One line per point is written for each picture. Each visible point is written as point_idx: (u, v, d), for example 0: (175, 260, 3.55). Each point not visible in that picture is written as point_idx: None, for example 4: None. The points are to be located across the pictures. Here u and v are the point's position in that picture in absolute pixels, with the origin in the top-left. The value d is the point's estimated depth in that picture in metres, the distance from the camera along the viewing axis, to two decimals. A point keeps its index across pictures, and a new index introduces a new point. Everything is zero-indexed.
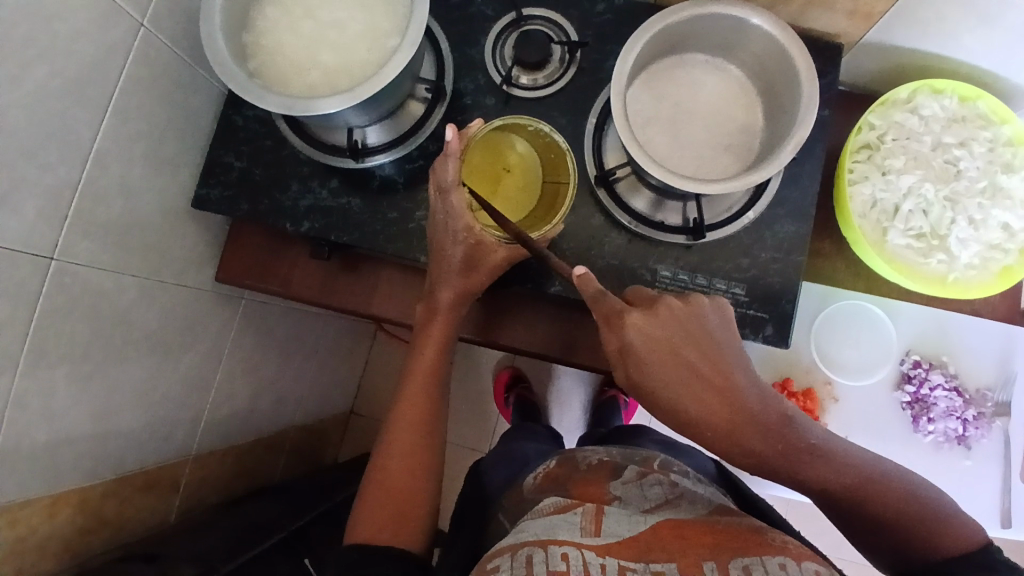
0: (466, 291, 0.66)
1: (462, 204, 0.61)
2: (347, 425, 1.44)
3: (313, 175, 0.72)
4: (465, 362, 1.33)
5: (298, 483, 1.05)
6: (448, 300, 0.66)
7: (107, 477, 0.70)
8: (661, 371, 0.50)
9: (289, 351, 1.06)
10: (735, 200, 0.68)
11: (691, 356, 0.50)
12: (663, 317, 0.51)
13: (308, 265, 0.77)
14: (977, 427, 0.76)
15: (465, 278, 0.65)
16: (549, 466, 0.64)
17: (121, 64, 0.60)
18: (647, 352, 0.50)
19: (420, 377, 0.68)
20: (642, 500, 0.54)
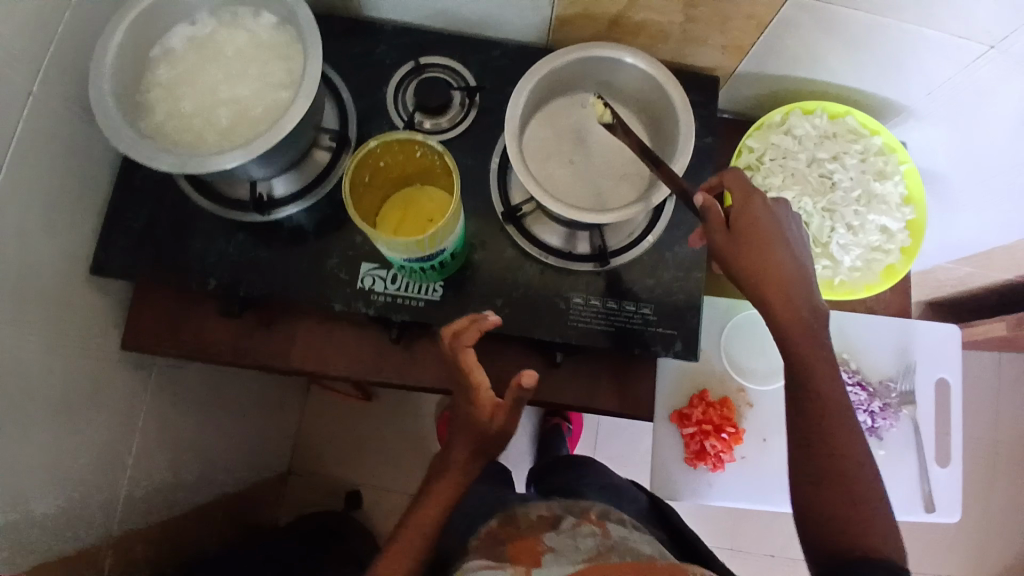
0: (479, 450, 0.64)
1: (473, 362, 0.60)
2: (285, 486, 1.40)
3: (217, 231, 0.71)
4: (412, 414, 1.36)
5: (233, 553, 1.01)
6: (463, 457, 0.64)
7: (20, 567, 0.66)
8: (759, 235, 0.56)
9: (211, 413, 1.03)
10: (637, 225, 0.72)
11: (785, 237, 0.57)
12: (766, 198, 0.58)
13: (220, 323, 0.75)
14: (884, 418, 0.80)
15: (479, 439, 0.63)
16: (491, 524, 0.65)
17: (9, 134, 0.59)
18: (773, 236, 0.56)
19: (425, 517, 0.64)
20: (575, 551, 0.54)
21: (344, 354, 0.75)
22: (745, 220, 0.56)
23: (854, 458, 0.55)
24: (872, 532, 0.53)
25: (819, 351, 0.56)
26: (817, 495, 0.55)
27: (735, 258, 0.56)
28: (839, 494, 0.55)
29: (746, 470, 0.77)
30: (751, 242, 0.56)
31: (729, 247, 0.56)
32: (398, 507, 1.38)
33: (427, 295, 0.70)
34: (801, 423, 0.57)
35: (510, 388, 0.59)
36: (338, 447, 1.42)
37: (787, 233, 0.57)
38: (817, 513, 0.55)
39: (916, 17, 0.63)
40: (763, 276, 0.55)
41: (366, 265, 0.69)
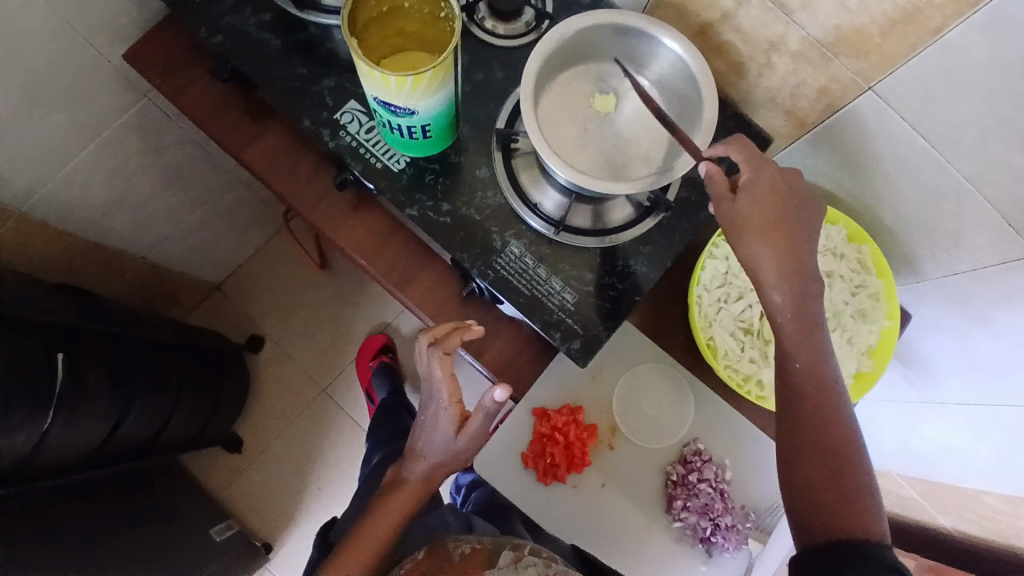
0: (441, 467, 0.67)
1: (443, 376, 0.63)
2: (207, 296, 1.44)
3: (250, 1, 0.71)
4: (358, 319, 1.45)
5: (113, 306, 1.02)
6: (420, 475, 0.68)
7: None
8: (764, 197, 0.56)
9: (173, 179, 1.05)
10: (608, 220, 0.69)
11: (797, 204, 0.56)
12: (772, 166, 0.57)
13: (208, 86, 0.76)
14: (725, 538, 0.72)
15: (448, 457, 0.66)
16: (417, 556, 0.63)
17: None
18: (791, 204, 0.56)
19: (379, 525, 0.67)
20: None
21: (292, 175, 0.76)
22: (760, 188, 0.56)
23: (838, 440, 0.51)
24: (853, 517, 0.49)
25: (814, 327, 0.54)
26: (802, 477, 0.51)
27: (752, 220, 0.55)
28: (818, 476, 0.51)
29: (571, 498, 0.74)
30: (771, 206, 0.55)
31: (747, 207, 0.55)
32: (286, 375, 1.43)
33: (387, 162, 0.69)
34: (793, 399, 0.53)
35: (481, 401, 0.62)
36: (273, 296, 1.46)
37: (800, 206, 0.56)
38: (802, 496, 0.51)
39: (977, 174, 0.59)
40: (768, 235, 0.55)
41: (352, 104, 0.69)
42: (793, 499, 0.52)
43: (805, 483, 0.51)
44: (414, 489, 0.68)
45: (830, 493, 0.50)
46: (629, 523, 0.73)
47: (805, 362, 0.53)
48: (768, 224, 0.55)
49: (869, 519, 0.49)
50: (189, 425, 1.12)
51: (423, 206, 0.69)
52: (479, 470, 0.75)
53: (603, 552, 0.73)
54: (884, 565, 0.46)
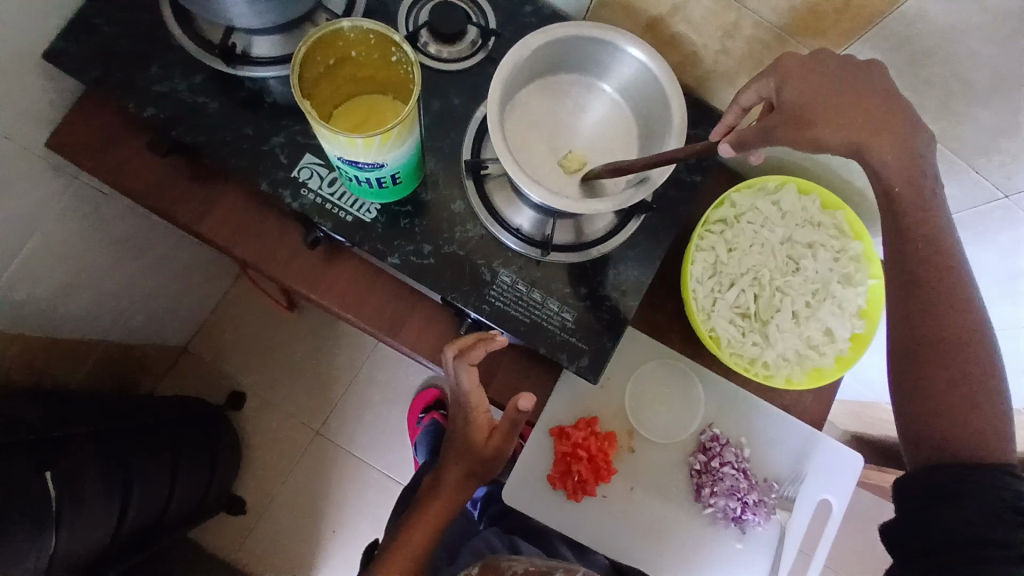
0: (472, 472, 0.67)
1: (471, 385, 0.61)
2: (177, 360, 1.38)
3: (176, 65, 0.67)
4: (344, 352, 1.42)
5: (86, 398, 0.95)
6: (454, 481, 0.67)
7: None
8: (806, 95, 0.52)
9: (122, 252, 0.99)
10: (592, 232, 0.69)
11: (850, 84, 0.52)
12: (806, 60, 0.53)
13: (145, 160, 0.71)
14: (755, 514, 0.73)
15: (474, 461, 0.66)
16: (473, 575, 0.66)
17: None
18: (855, 78, 0.52)
19: (419, 532, 0.68)
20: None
21: (256, 239, 0.72)
22: (796, 83, 0.53)
23: (956, 337, 0.49)
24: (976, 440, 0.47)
25: (926, 194, 0.51)
26: (922, 398, 0.50)
27: (816, 110, 0.52)
28: (939, 378, 0.49)
29: (603, 508, 0.74)
30: (826, 88, 0.52)
31: (800, 104, 0.52)
32: (277, 425, 1.39)
33: (358, 213, 0.66)
34: (914, 310, 0.51)
35: (510, 412, 0.62)
36: (248, 347, 1.41)
37: (863, 80, 0.52)
38: (917, 396, 0.50)
39: (941, 132, 0.61)
40: (833, 128, 0.51)
41: (309, 158, 0.66)
42: (906, 399, 0.51)
43: (926, 405, 0.49)
44: (446, 500, 0.68)
45: (951, 418, 0.48)
46: (662, 519, 0.74)
47: (924, 241, 0.50)
48: (823, 115, 0.51)
49: (994, 439, 0.47)
50: (194, 497, 1.08)
51: (403, 251, 0.66)
52: (508, 501, 0.74)
53: (642, 551, 0.74)
54: (1002, 498, 0.45)
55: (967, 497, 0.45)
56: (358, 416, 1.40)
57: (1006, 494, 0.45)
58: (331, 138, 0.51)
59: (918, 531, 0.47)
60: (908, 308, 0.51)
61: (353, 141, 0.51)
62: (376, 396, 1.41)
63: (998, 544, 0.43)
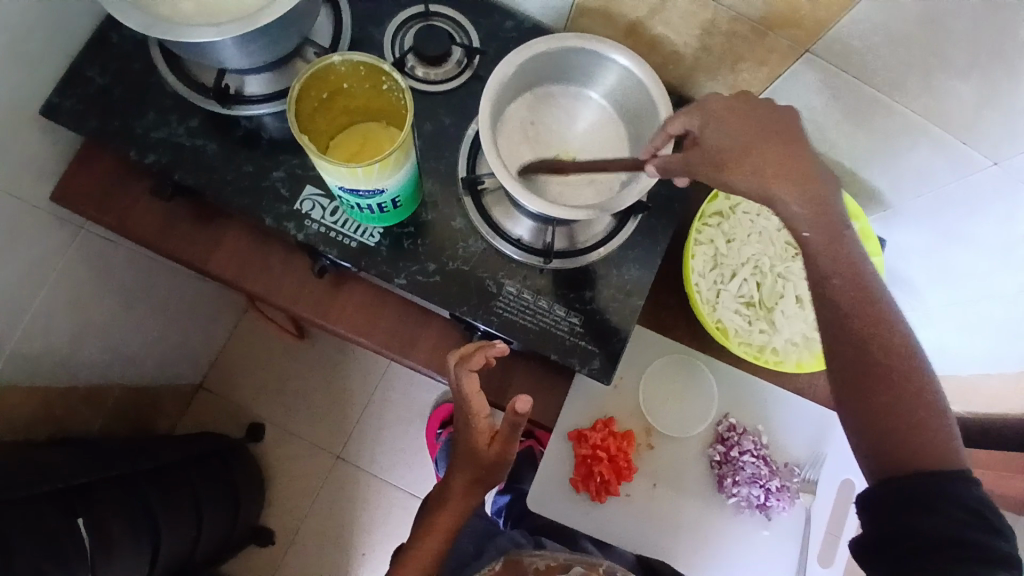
0: (479, 480, 0.65)
1: (472, 388, 0.61)
2: (192, 398, 1.39)
3: (173, 110, 0.69)
4: (356, 375, 1.43)
5: (106, 445, 0.96)
6: (461, 486, 0.66)
7: None
8: (721, 134, 0.52)
9: (129, 298, 1.00)
10: (592, 236, 0.70)
11: (759, 124, 0.51)
12: (719, 104, 0.53)
13: (149, 204, 0.73)
14: (779, 499, 0.74)
15: (478, 467, 0.65)
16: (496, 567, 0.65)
17: None
18: (769, 119, 0.52)
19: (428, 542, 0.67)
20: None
21: (264, 272, 0.73)
22: (714, 124, 0.52)
23: (893, 359, 0.48)
24: (922, 449, 0.46)
25: (839, 237, 0.49)
26: (862, 417, 0.49)
27: (733, 154, 0.51)
28: (884, 399, 0.48)
29: (628, 507, 0.75)
30: (741, 131, 0.51)
31: (717, 147, 0.51)
32: (296, 453, 1.39)
33: (361, 238, 0.68)
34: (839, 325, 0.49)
35: (507, 414, 0.60)
36: (259, 378, 1.42)
37: (774, 120, 0.52)
38: (870, 419, 0.48)
39: (924, 109, 0.62)
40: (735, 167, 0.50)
41: (310, 189, 0.68)
42: (855, 421, 0.49)
43: (874, 423, 0.48)
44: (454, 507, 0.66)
45: (900, 432, 0.47)
46: (687, 513, 0.75)
47: (844, 278, 0.49)
48: (730, 157, 0.51)
49: (944, 449, 0.46)
50: (220, 534, 1.09)
51: (409, 271, 0.68)
52: (533, 507, 0.75)
53: (670, 546, 0.75)
54: (964, 504, 0.44)
55: (935, 508, 0.44)
56: (376, 437, 1.41)
57: (968, 498, 0.44)
58: (331, 169, 0.53)
59: (886, 543, 0.46)
60: (840, 339, 0.49)
61: (351, 170, 0.52)
62: (392, 416, 1.42)
63: (970, 551, 0.43)
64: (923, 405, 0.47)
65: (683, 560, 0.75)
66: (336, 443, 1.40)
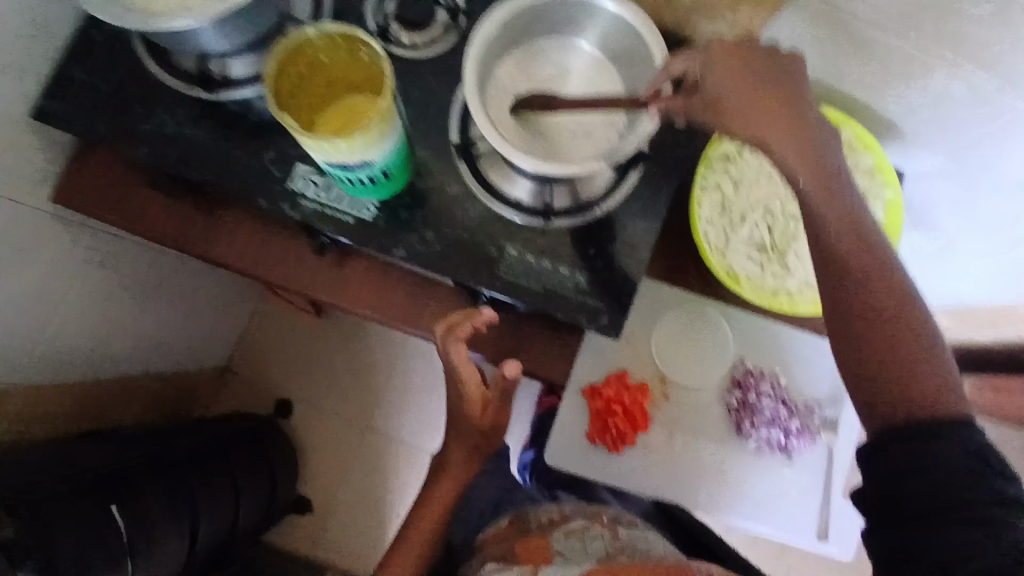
0: (476, 447, 0.72)
1: (460, 359, 0.65)
2: (221, 381, 1.43)
3: (158, 100, 0.68)
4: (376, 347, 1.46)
5: (142, 434, 1.00)
6: (460, 458, 0.72)
7: None
8: (723, 80, 0.51)
9: (146, 293, 1.02)
10: (593, 191, 0.68)
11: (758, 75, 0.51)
12: (723, 49, 0.52)
13: (149, 198, 0.73)
14: (799, 439, 0.75)
15: (476, 436, 0.71)
16: (501, 525, 0.68)
17: None
18: (765, 72, 0.52)
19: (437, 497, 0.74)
20: (583, 554, 0.56)
21: (269, 255, 0.74)
22: (718, 69, 0.51)
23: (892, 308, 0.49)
24: (924, 389, 0.47)
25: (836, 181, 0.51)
26: (869, 364, 0.49)
27: (735, 104, 0.50)
28: (882, 343, 0.48)
29: (647, 457, 0.75)
30: (743, 81, 0.51)
31: (719, 95, 0.51)
32: (327, 425, 1.43)
33: (358, 213, 0.67)
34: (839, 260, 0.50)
35: (499, 379, 0.65)
36: (283, 356, 1.45)
37: (779, 69, 0.52)
38: (863, 363, 0.49)
39: (937, 31, 0.58)
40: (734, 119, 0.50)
41: (303, 169, 0.67)
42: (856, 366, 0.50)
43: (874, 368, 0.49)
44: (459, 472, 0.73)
45: (897, 378, 0.48)
46: (708, 458, 0.76)
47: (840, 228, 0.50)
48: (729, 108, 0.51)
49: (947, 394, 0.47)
50: (260, 511, 1.13)
51: (409, 243, 0.67)
52: (553, 463, 0.76)
53: (693, 491, 0.76)
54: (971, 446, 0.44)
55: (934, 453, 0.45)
56: (402, 405, 1.44)
57: (971, 444, 0.45)
58: (306, 140, 0.51)
59: (892, 488, 0.46)
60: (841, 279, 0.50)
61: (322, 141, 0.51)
62: (415, 384, 1.44)
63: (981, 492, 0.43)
64: (922, 347, 0.48)
65: (706, 503, 0.76)
66: (363, 414, 1.44)
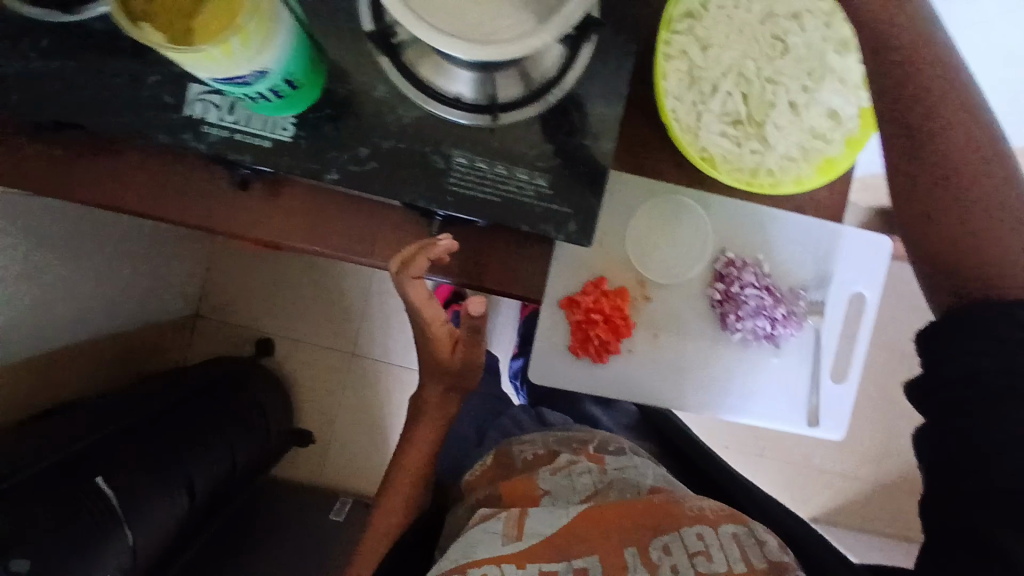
0: (452, 384, 0.74)
1: (418, 295, 0.63)
2: (195, 332, 1.38)
3: (6, 26, 0.56)
4: (347, 274, 1.39)
5: (112, 399, 0.95)
6: (435, 396, 0.76)
7: None
8: None
9: (79, 252, 0.93)
10: (543, 74, 0.58)
11: None
12: None
13: (31, 148, 0.63)
14: (785, 326, 0.71)
15: (448, 376, 0.73)
16: (485, 464, 0.67)
17: None
18: None
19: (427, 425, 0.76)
20: (571, 492, 0.55)
21: (188, 197, 0.65)
22: None
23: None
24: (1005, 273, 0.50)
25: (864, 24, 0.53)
26: (924, 231, 0.55)
27: None
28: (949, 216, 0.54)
29: (631, 363, 0.71)
30: None
31: None
32: (313, 360, 1.40)
33: (275, 135, 0.57)
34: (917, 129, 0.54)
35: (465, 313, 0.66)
36: (253, 297, 1.39)
37: None
38: (927, 230, 0.55)
39: None
40: None
41: (198, 89, 0.57)
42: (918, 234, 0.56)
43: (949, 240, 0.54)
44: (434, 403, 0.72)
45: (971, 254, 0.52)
46: (694, 356, 0.72)
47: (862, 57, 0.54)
48: None
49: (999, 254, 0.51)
50: (256, 454, 1.13)
51: (340, 163, 0.58)
52: (536, 381, 0.72)
53: (681, 392, 0.73)
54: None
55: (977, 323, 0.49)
56: (384, 330, 1.40)
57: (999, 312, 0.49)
58: (173, 52, 0.40)
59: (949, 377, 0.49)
60: (916, 152, 0.55)
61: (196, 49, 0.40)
62: (394, 308, 1.40)
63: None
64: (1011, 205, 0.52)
65: (696, 403, 0.73)
66: (347, 344, 1.40)
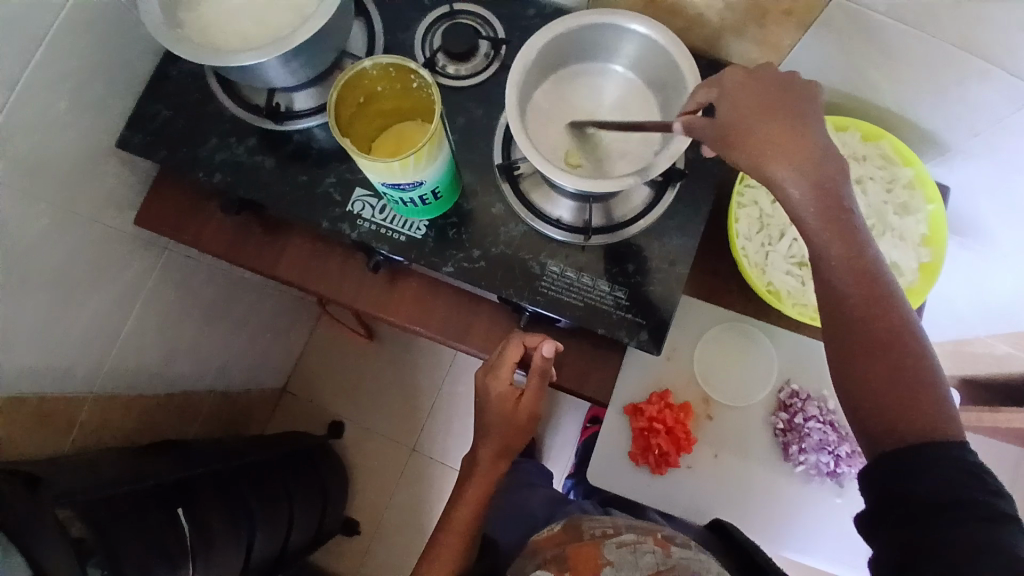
0: (505, 447, 0.74)
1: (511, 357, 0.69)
2: (278, 402, 1.49)
3: (232, 132, 0.75)
4: (422, 370, 1.49)
5: (200, 446, 1.05)
6: (489, 457, 0.75)
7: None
8: (735, 100, 0.52)
9: (212, 312, 1.10)
10: (630, 208, 0.70)
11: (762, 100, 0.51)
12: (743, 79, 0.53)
13: (221, 222, 0.80)
14: (850, 465, 0.72)
15: (503, 436, 0.73)
16: (553, 530, 0.69)
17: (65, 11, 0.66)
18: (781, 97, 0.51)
19: (474, 490, 0.75)
20: (636, 567, 0.57)
21: (326, 273, 0.79)
22: (731, 97, 0.52)
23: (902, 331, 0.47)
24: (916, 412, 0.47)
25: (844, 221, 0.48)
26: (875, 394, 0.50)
27: (738, 125, 0.50)
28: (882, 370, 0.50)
29: (691, 480, 0.74)
30: (750, 105, 0.51)
31: (726, 121, 0.51)
32: (376, 447, 1.46)
33: (408, 232, 0.71)
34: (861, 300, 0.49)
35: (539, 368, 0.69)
36: (334, 377, 1.51)
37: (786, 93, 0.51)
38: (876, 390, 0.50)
39: (968, 37, 0.59)
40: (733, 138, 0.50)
41: (358, 191, 0.72)
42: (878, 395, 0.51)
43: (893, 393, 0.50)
44: (487, 476, 0.75)
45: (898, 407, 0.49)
46: (755, 483, 0.74)
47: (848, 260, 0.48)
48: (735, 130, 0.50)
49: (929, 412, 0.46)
50: (308, 525, 1.16)
51: (456, 260, 0.70)
52: (594, 482, 0.75)
53: (740, 517, 0.73)
54: (963, 466, 0.43)
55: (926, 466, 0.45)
56: (446, 428, 1.46)
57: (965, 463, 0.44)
58: (365, 164, 0.55)
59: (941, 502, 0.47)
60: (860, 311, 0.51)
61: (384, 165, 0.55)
62: (460, 408, 1.47)
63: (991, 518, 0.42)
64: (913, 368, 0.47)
65: (755, 532, 0.73)
66: (409, 437, 1.46)
